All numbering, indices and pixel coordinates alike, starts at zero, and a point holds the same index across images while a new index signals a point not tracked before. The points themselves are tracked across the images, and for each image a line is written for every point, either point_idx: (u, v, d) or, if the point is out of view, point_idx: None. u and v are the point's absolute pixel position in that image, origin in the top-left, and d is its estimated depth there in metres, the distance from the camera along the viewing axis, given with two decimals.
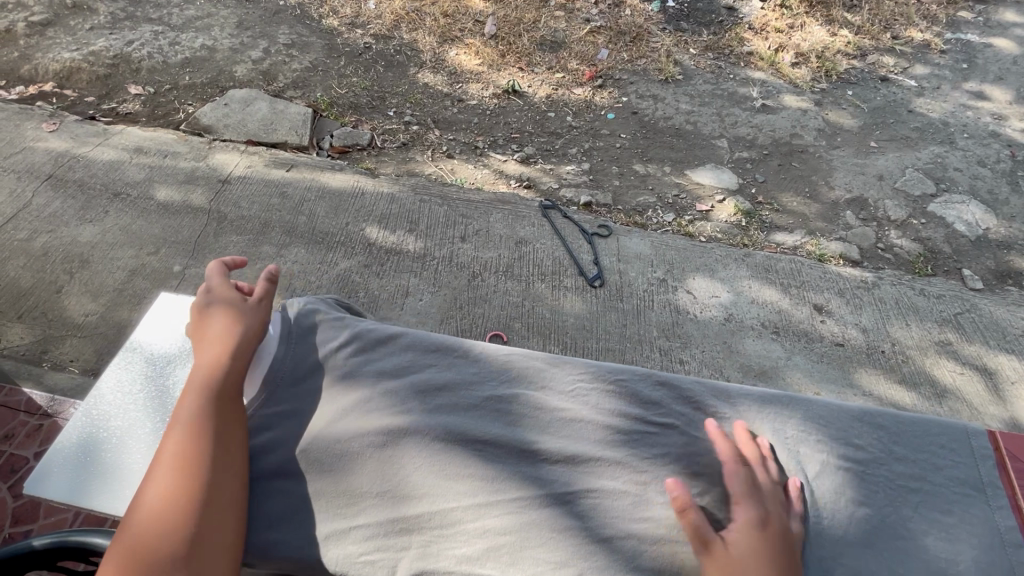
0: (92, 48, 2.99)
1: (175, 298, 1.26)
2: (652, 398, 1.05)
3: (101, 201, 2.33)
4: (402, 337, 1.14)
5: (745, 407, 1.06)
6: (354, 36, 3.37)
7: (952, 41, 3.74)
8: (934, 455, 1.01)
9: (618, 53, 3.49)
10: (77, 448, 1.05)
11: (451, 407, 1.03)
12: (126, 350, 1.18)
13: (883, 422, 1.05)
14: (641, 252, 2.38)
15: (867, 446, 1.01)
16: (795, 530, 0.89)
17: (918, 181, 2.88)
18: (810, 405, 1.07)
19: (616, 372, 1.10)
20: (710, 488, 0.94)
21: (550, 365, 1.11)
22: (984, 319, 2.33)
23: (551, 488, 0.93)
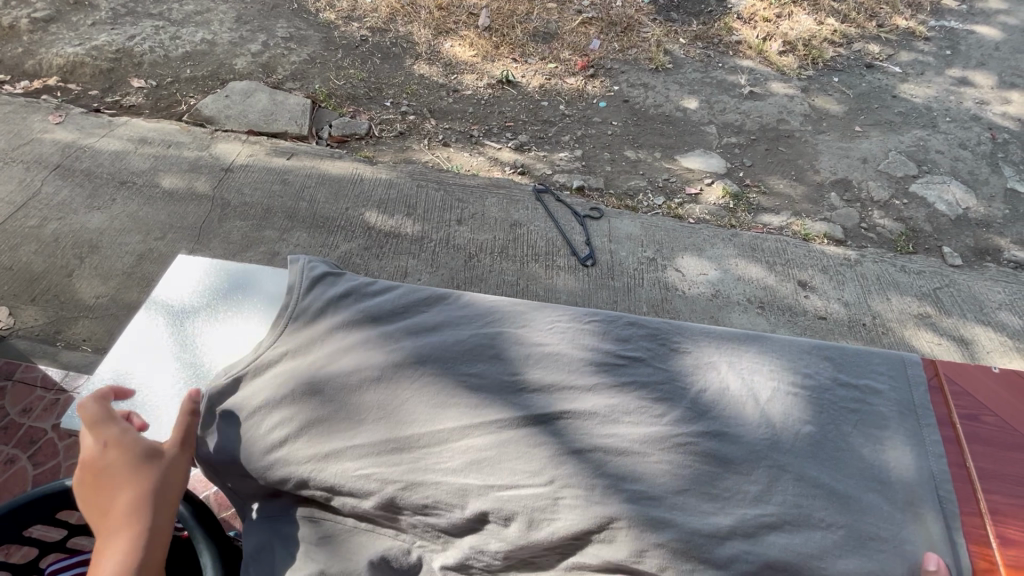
0: (95, 43, 3.06)
1: (188, 258, 1.50)
2: (622, 335, 1.20)
3: (108, 189, 2.41)
4: (402, 290, 1.28)
5: (707, 343, 1.22)
6: (350, 29, 3.45)
7: (936, 28, 3.82)
8: (872, 383, 1.17)
9: (609, 44, 3.56)
10: (116, 379, 1.30)
11: (441, 343, 1.16)
12: (149, 302, 1.42)
13: (830, 354, 1.22)
14: (631, 233, 2.47)
15: (814, 374, 1.17)
16: (748, 438, 1.04)
17: (901, 164, 2.96)
18: (766, 341, 1.24)
19: (593, 317, 1.25)
20: (672, 408, 1.07)
21: (533, 311, 1.26)
22: (962, 293, 2.43)
23: (530, 410, 1.05)
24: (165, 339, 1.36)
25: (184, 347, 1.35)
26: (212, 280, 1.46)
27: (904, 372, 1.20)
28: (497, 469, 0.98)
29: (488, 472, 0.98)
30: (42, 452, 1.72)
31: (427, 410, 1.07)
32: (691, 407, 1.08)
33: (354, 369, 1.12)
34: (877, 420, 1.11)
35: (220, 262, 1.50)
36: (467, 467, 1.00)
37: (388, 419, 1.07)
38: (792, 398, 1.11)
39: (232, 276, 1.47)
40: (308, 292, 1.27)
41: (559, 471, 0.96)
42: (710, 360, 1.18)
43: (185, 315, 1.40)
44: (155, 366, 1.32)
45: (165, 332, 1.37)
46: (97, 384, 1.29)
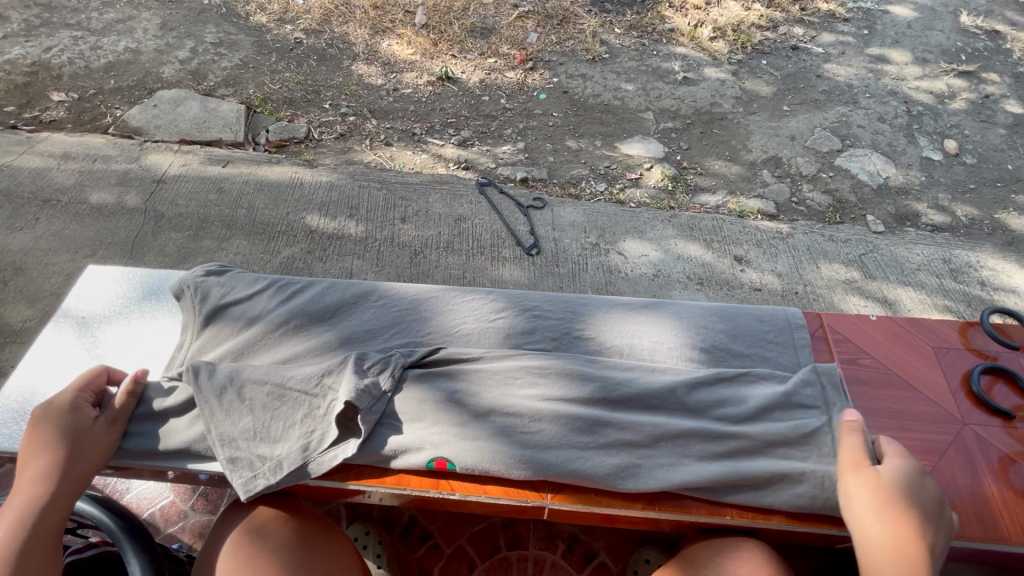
0: (8, 56, 2.92)
1: (99, 269, 1.50)
2: (531, 300, 1.44)
3: (31, 208, 2.31)
4: (330, 284, 1.43)
5: (620, 312, 1.45)
6: (284, 32, 3.38)
7: (854, 10, 4.02)
8: (757, 329, 1.42)
9: (547, 37, 3.61)
10: (23, 398, 1.28)
11: (360, 325, 1.36)
12: (59, 314, 1.42)
13: (733, 313, 1.46)
14: (574, 220, 2.52)
15: (717, 332, 1.41)
16: (643, 385, 1.27)
17: (826, 139, 3.13)
18: (679, 308, 1.47)
19: (516, 298, 1.45)
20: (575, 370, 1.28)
21: (453, 292, 1.47)
22: (885, 258, 2.58)
23: (447, 386, 1.26)
24: (76, 351, 1.36)
25: (99, 357, 1.35)
26: (127, 287, 1.48)
27: (786, 321, 1.44)
28: (402, 420, 1.23)
29: (399, 420, 1.23)
30: None
31: (324, 419, 1.18)
32: (591, 352, 1.34)
33: (257, 382, 1.22)
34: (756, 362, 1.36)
35: (132, 272, 1.51)
36: (371, 417, 1.20)
37: (288, 432, 1.18)
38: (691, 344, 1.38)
39: (149, 280, 1.49)
40: (223, 288, 1.38)
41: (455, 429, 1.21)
42: (625, 326, 1.41)
43: (97, 325, 1.40)
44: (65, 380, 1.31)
45: (76, 344, 1.37)
46: (8, 401, 1.28)
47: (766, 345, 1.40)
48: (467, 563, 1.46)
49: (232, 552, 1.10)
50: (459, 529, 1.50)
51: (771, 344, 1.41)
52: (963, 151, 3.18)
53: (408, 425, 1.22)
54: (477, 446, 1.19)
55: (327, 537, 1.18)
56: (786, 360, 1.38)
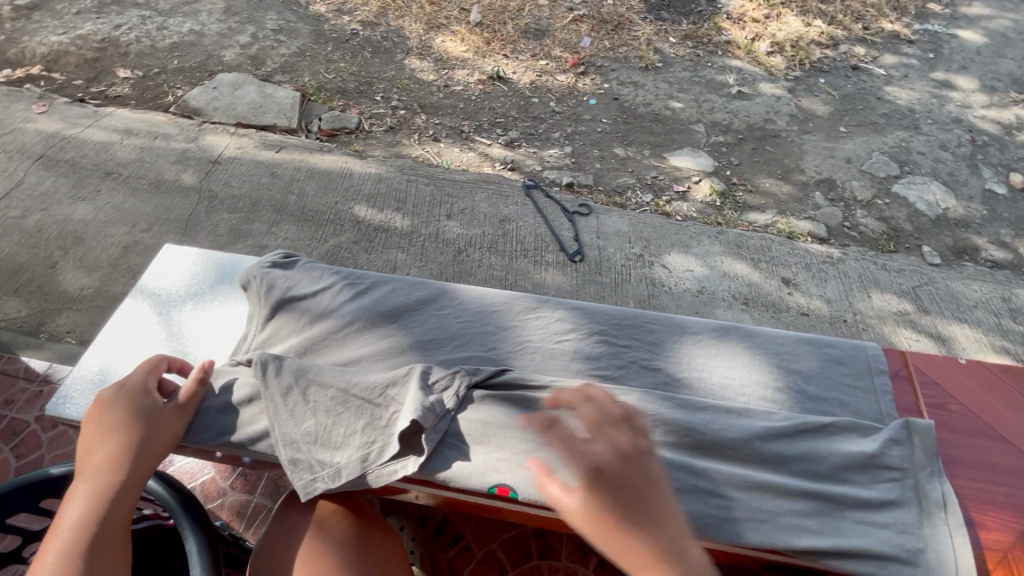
0: (80, 31, 3.03)
1: (177, 248, 1.54)
2: (607, 315, 1.37)
3: (93, 180, 2.39)
4: (397, 285, 1.42)
5: (699, 334, 1.34)
6: (341, 22, 3.43)
7: (920, 31, 3.88)
8: (834, 372, 1.29)
9: (600, 42, 3.58)
10: (98, 370, 1.31)
11: (426, 329, 1.33)
12: (135, 290, 1.45)
13: (813, 344, 1.34)
14: (620, 229, 2.49)
15: (797, 366, 1.28)
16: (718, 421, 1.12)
17: (883, 164, 3.02)
18: (755, 335, 1.34)
19: (591, 312, 1.38)
20: (648, 396, 1.16)
21: (524, 301, 1.41)
22: (940, 291, 2.48)
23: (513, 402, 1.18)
24: (150, 328, 1.39)
25: (172, 334, 1.38)
26: (201, 269, 1.51)
27: (866, 364, 1.30)
28: (462, 438, 1.14)
29: (458, 437, 1.14)
30: (23, 444, 1.71)
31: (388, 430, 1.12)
32: (663, 378, 1.25)
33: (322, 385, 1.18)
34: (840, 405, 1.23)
35: (206, 254, 1.55)
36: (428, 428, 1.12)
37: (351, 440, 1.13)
38: (766, 382, 1.25)
39: (223, 264, 1.52)
40: (290, 280, 1.38)
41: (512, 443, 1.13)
42: (705, 351, 1.30)
43: (170, 304, 1.43)
44: (138, 356, 1.34)
45: (150, 320, 1.40)
46: (84, 371, 1.30)
47: (848, 384, 1.26)
48: (498, 568, 1.45)
49: (291, 545, 1.11)
50: (492, 533, 1.49)
51: (851, 388, 1.26)
52: None
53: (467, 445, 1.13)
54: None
55: (379, 532, 1.17)
56: (867, 407, 1.24)
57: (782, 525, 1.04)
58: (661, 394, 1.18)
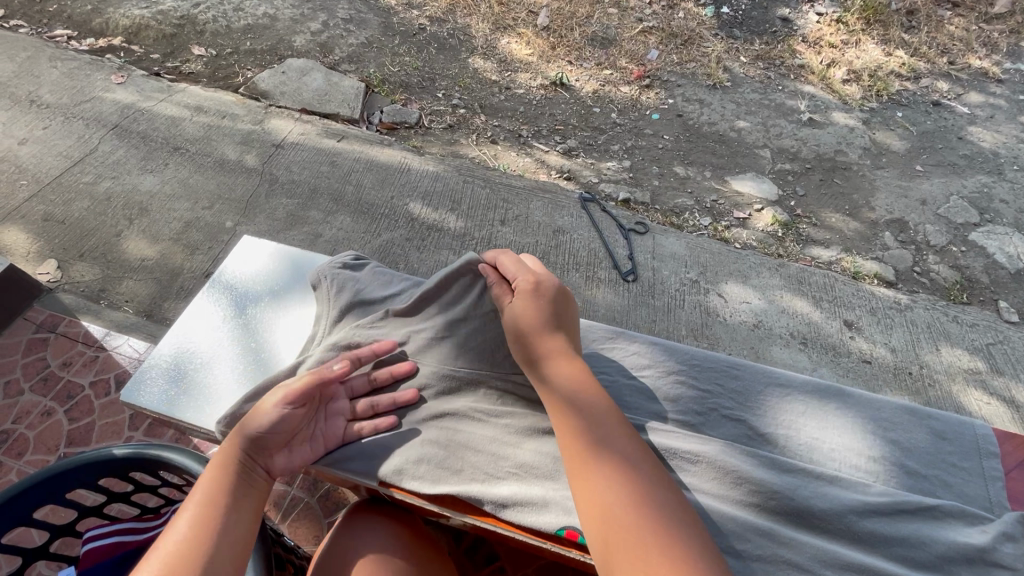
0: (161, 7, 3.11)
1: (255, 240, 1.56)
2: (688, 357, 1.29)
3: (162, 153, 2.44)
4: None
5: (787, 387, 1.26)
6: (409, 16, 3.44)
7: (1011, 71, 3.65)
8: (937, 449, 1.17)
9: (668, 55, 3.49)
10: (173, 359, 1.33)
11: None
12: (213, 280, 1.47)
13: (914, 413, 1.23)
14: (676, 251, 2.41)
15: (895, 435, 1.19)
16: (809, 487, 1.04)
17: (962, 209, 2.85)
18: (848, 395, 1.25)
19: (670, 352, 1.31)
20: (730, 449, 1.09)
21: (601, 334, 1.35)
22: (1017, 352, 2.31)
23: None
24: (225, 321, 1.40)
25: (244, 331, 1.39)
26: (276, 263, 1.52)
27: (974, 444, 1.18)
28: (525, 467, 1.09)
29: (521, 466, 1.09)
30: (78, 409, 1.74)
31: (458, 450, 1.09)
32: (746, 430, 1.17)
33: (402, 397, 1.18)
34: (942, 484, 1.12)
35: (282, 249, 1.55)
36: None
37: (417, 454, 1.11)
38: (859, 450, 1.15)
39: (296, 261, 1.52)
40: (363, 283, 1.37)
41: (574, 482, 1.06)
42: (793, 407, 1.22)
43: (245, 297, 1.45)
44: (211, 349, 1.36)
45: (226, 313, 1.42)
46: (160, 359, 1.33)
47: (952, 461, 1.15)
48: None
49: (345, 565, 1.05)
50: (528, 560, 1.44)
51: (955, 468, 1.15)
52: None
53: (529, 476, 1.08)
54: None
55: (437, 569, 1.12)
56: (974, 492, 1.12)
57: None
58: (746, 450, 1.09)
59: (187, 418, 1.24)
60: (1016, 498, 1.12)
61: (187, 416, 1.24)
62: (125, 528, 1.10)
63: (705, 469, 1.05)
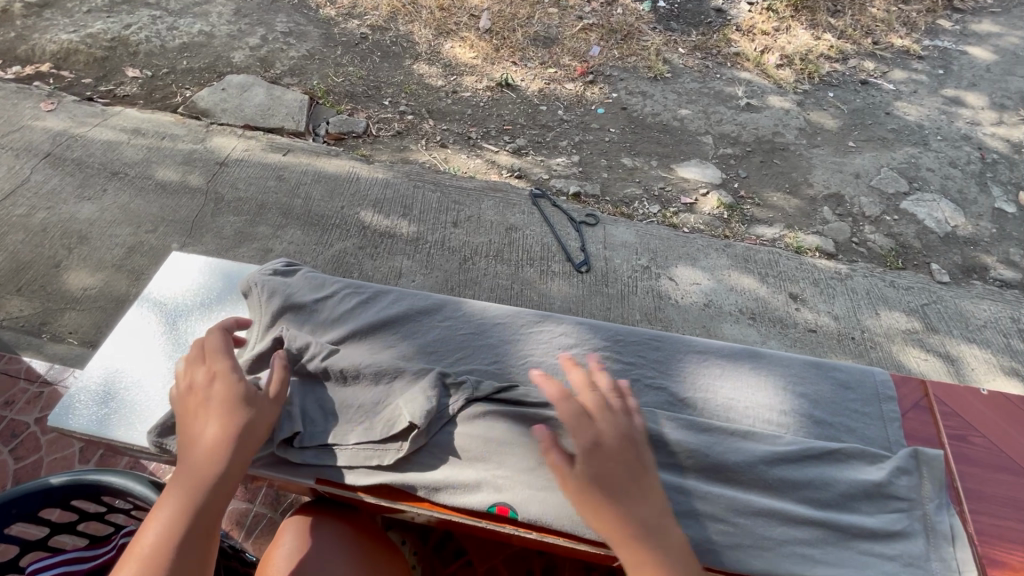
0: (90, 30, 3.02)
1: (185, 255, 1.55)
2: (614, 334, 1.36)
3: (99, 179, 2.38)
4: (402, 295, 1.41)
5: (706, 352, 1.35)
6: (350, 26, 3.43)
7: (929, 48, 3.86)
8: (840, 398, 1.28)
9: (609, 51, 3.58)
10: (102, 380, 1.31)
11: (429, 340, 1.32)
12: (141, 298, 1.45)
13: (821, 366, 1.35)
14: (627, 240, 2.48)
15: (804, 388, 1.29)
16: (722, 445, 1.14)
17: (892, 180, 3.01)
18: (762, 356, 1.36)
19: (596, 329, 1.38)
20: (653, 416, 1.17)
21: (531, 317, 1.40)
22: (949, 310, 2.46)
23: (520, 415, 1.17)
24: (155, 337, 1.39)
25: (177, 346, 1.38)
26: (208, 276, 1.51)
27: (875, 390, 1.30)
28: (458, 452, 1.13)
29: (453, 450, 1.13)
30: (23, 446, 1.69)
31: (390, 439, 1.13)
32: (667, 397, 1.24)
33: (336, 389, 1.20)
34: (846, 428, 1.23)
35: (212, 262, 1.54)
36: (422, 441, 1.12)
37: (350, 447, 1.13)
38: (771, 405, 1.25)
39: (228, 272, 1.52)
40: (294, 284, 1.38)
41: (506, 462, 1.12)
42: (712, 371, 1.31)
43: (176, 312, 1.43)
44: (141, 366, 1.34)
45: (156, 329, 1.40)
46: (88, 382, 1.30)
47: (855, 407, 1.27)
48: None
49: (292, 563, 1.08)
50: (495, 550, 1.47)
51: (858, 413, 1.26)
52: None
53: (461, 460, 1.13)
54: (543, 495, 1.08)
55: (388, 557, 1.15)
56: (874, 434, 1.23)
57: (785, 552, 1.04)
58: (667, 415, 1.18)
59: (118, 438, 1.22)
60: (916, 436, 1.23)
61: (117, 436, 1.22)
62: (74, 557, 1.08)
63: None
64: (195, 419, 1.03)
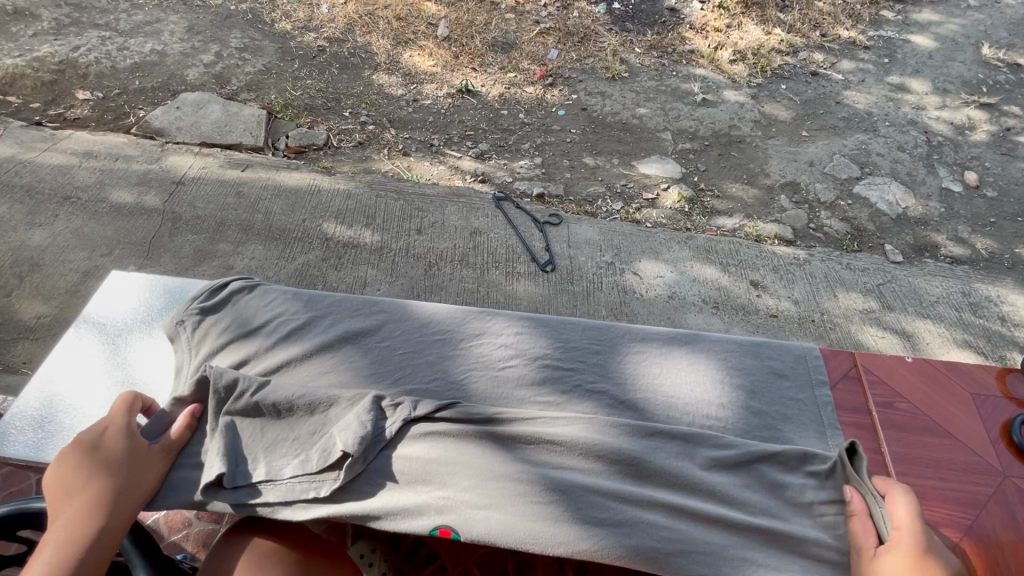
0: (37, 53, 2.96)
1: (124, 275, 1.55)
2: (562, 334, 1.41)
3: (50, 205, 2.32)
4: (354, 308, 1.44)
5: (650, 347, 1.41)
6: (307, 39, 3.42)
7: (874, 38, 4.01)
8: (775, 385, 1.35)
9: (567, 53, 3.63)
10: (39, 405, 1.30)
11: (380, 350, 1.34)
12: (79, 321, 1.45)
13: (759, 353, 1.42)
14: (590, 238, 2.51)
15: (742, 378, 1.35)
16: (662, 454, 1.16)
17: (845, 166, 3.11)
18: (703, 347, 1.42)
19: (547, 329, 1.42)
20: (595, 425, 1.19)
21: (481, 321, 1.44)
22: (903, 289, 2.55)
23: (468, 422, 1.18)
24: (94, 359, 1.39)
25: (117, 366, 1.38)
26: (149, 294, 1.51)
27: (806, 376, 1.38)
28: (395, 477, 1.11)
29: (391, 475, 1.12)
30: None
31: (327, 469, 1.11)
32: (609, 400, 1.27)
33: (271, 422, 1.17)
34: (780, 419, 1.29)
35: (155, 281, 1.54)
36: (359, 467, 1.10)
37: (285, 482, 1.10)
38: (711, 398, 1.30)
39: (170, 289, 1.53)
40: (247, 304, 1.40)
41: (451, 482, 1.10)
42: (656, 364, 1.37)
43: (116, 333, 1.44)
44: (80, 388, 1.34)
45: (95, 351, 1.40)
46: (24, 408, 1.29)
47: (789, 394, 1.34)
48: None
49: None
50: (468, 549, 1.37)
51: (792, 400, 1.33)
52: (983, 183, 3.15)
53: (400, 485, 1.11)
54: (487, 514, 1.06)
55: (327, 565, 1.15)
56: (808, 421, 1.30)
57: (727, 556, 1.07)
58: (608, 421, 1.20)
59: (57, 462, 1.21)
60: (844, 407, 1.34)
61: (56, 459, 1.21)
62: None
63: (570, 447, 1.15)
64: (99, 458, 1.09)
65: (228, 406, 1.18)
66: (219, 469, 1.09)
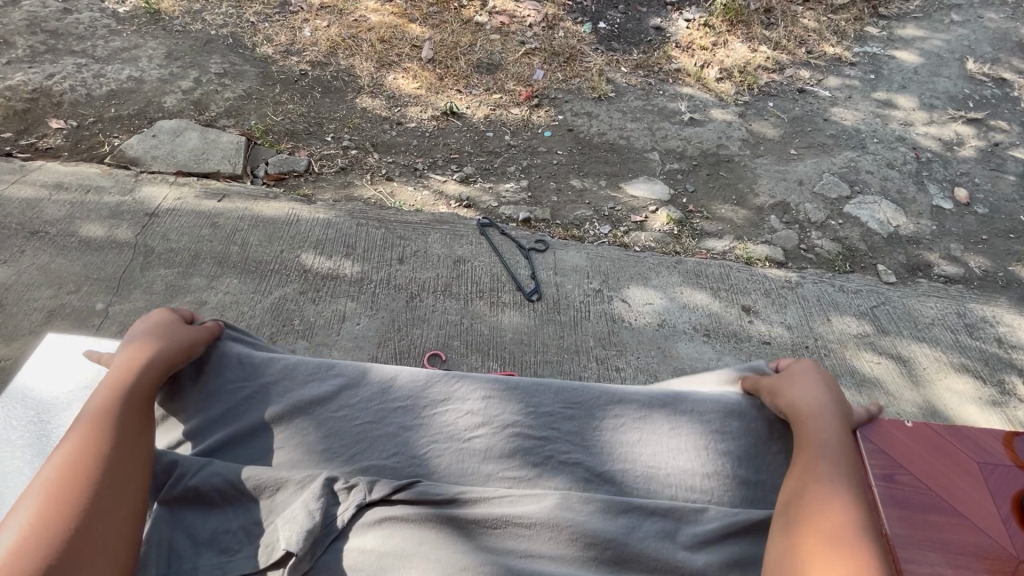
0: (11, 82, 2.89)
1: (60, 338, 1.49)
2: (534, 398, 1.33)
3: (17, 240, 2.24)
4: (313, 372, 1.36)
5: (629, 408, 1.34)
6: (289, 63, 3.37)
7: (860, 54, 4.01)
8: (759, 449, 1.29)
9: (553, 74, 3.60)
10: None
11: (338, 422, 1.26)
12: (9, 393, 1.39)
13: (745, 412, 1.34)
14: (577, 264, 2.45)
15: (725, 443, 1.29)
16: (643, 531, 1.11)
17: (834, 185, 3.07)
18: (686, 404, 1.35)
19: (518, 391, 1.34)
20: (569, 501, 1.13)
21: (447, 384, 1.36)
22: (897, 310, 2.50)
23: (430, 505, 1.11)
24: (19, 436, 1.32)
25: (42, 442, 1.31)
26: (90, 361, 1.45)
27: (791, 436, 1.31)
28: (346, 572, 1.00)
29: (341, 571, 1.01)
30: None
31: (270, 568, 1.01)
32: (585, 473, 1.22)
33: (209, 513, 1.10)
34: (763, 488, 1.24)
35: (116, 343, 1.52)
36: (305, 565, 1.00)
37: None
38: (693, 469, 1.25)
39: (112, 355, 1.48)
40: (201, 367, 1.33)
41: (405, 574, 0.97)
42: (633, 430, 1.30)
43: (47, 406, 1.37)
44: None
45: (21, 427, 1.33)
46: None
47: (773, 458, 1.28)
48: None
49: None
50: None
51: (775, 465, 1.27)
52: (974, 200, 3.12)
53: None
54: None
55: None
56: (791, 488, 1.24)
57: None
58: (584, 497, 1.14)
59: None
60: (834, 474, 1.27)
61: None
62: None
63: (540, 533, 1.07)
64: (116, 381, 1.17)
65: (160, 496, 1.11)
66: (144, 572, 1.00)
